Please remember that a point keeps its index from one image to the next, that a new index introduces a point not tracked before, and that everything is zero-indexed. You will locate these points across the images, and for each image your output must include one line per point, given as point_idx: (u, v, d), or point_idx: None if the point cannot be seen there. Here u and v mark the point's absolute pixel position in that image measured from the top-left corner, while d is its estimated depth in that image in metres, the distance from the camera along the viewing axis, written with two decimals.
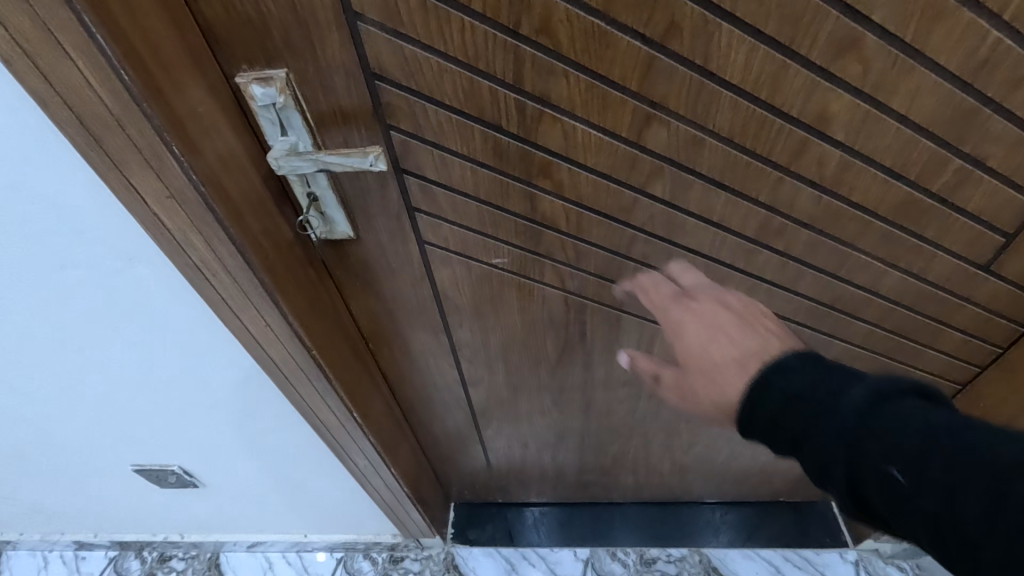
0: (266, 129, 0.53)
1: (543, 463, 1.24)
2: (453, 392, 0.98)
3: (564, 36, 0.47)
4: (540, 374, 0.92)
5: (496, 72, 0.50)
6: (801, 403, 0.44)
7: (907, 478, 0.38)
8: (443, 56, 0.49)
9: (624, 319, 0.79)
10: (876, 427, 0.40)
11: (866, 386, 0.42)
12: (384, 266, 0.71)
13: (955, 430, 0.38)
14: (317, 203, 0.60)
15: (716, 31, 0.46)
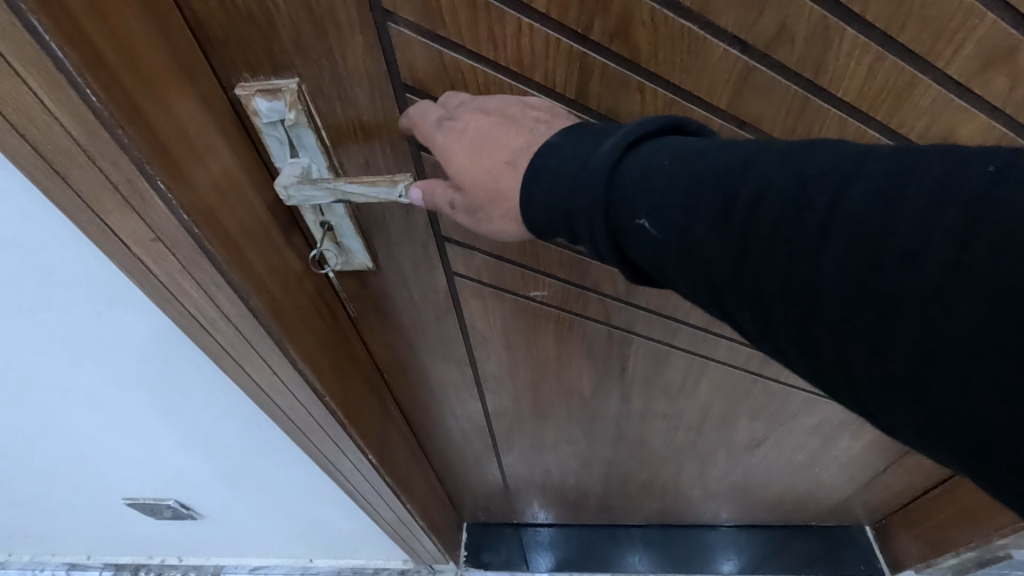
0: (273, 151, 0.43)
1: (564, 489, 1.16)
2: (474, 421, 0.90)
3: (644, 42, 0.38)
4: (571, 407, 0.83)
5: (556, 85, 0.41)
6: (562, 183, 0.34)
7: (671, 242, 0.30)
8: (490, 65, 0.40)
9: (671, 353, 0.70)
10: (625, 182, 0.32)
11: (615, 140, 0.33)
12: (405, 298, 0.63)
13: (722, 156, 0.30)
14: (332, 233, 0.52)
15: (837, 37, 0.37)
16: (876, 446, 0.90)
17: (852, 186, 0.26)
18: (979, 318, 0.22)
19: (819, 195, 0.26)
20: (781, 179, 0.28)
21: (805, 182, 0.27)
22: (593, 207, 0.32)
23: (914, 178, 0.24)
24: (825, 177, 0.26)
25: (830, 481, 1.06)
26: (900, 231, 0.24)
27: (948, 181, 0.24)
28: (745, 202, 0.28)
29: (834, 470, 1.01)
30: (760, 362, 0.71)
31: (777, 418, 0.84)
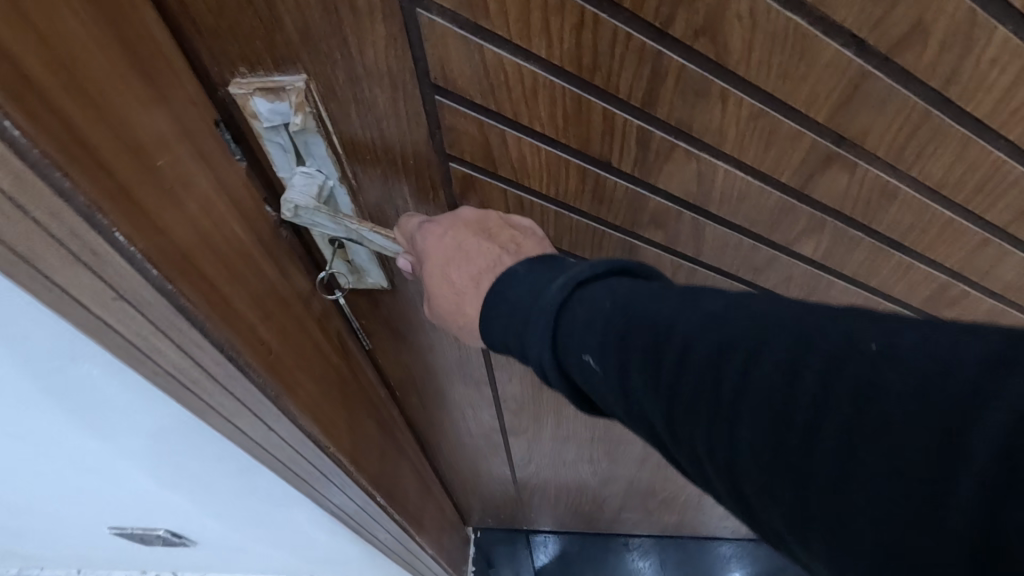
0: (275, 158, 0.37)
1: (580, 504, 1.11)
2: (490, 439, 0.84)
3: (735, 41, 0.30)
4: (596, 429, 0.77)
5: (618, 90, 0.33)
6: (515, 316, 0.32)
7: (611, 383, 0.28)
8: (542, 65, 0.32)
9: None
10: (572, 323, 0.29)
11: (565, 278, 0.31)
12: (421, 319, 0.56)
13: (659, 306, 0.27)
14: (343, 250, 0.45)
15: (980, 41, 0.29)
16: None
17: (764, 363, 0.22)
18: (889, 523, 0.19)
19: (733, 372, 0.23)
20: (705, 336, 0.25)
21: (724, 342, 0.24)
22: (541, 344, 0.30)
23: (831, 364, 0.21)
24: (745, 339, 0.23)
25: None
26: (799, 423, 0.21)
27: (864, 375, 0.20)
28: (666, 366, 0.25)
29: None
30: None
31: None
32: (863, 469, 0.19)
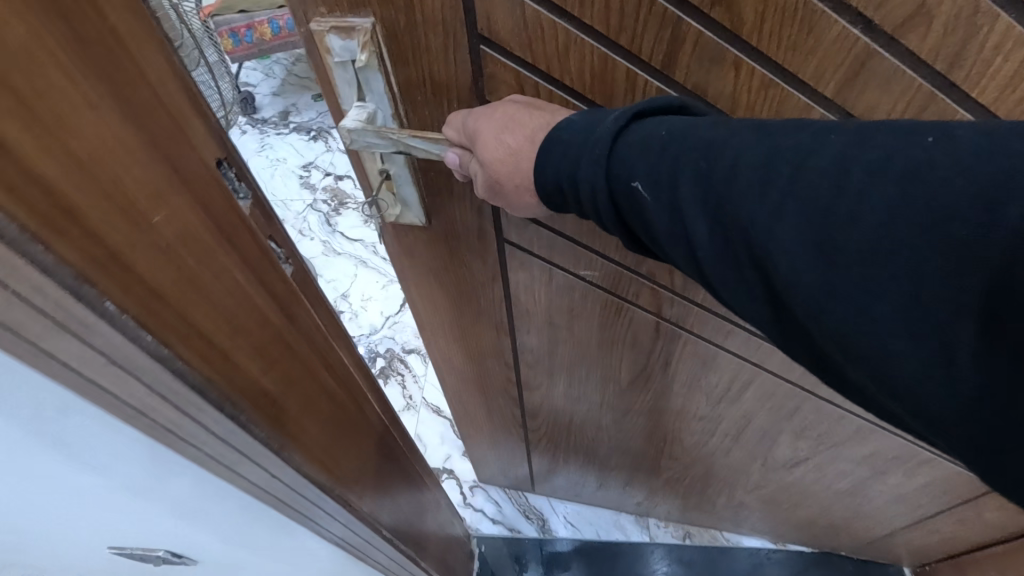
0: (341, 91, 0.43)
1: (586, 474, 1.15)
2: (506, 394, 0.89)
3: (748, 11, 0.34)
4: (606, 392, 0.81)
5: (641, 52, 0.37)
6: (570, 154, 0.36)
7: (661, 200, 0.33)
8: (574, 23, 0.37)
9: (720, 355, 0.67)
10: (629, 149, 0.35)
11: (627, 110, 0.36)
12: (452, 261, 0.61)
13: (710, 130, 0.33)
14: (389, 181, 0.51)
15: (983, 28, 0.31)
16: (929, 489, 0.83)
17: (797, 164, 0.30)
18: (892, 277, 0.27)
19: (783, 166, 0.30)
20: (742, 147, 0.32)
21: (757, 150, 0.31)
22: (596, 173, 0.35)
23: (855, 158, 0.28)
24: (779, 149, 0.31)
25: (870, 514, 0.99)
26: (825, 204, 0.29)
27: (923, 154, 0.27)
28: (718, 173, 0.32)
29: (875, 504, 0.95)
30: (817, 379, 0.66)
31: (824, 440, 0.79)
32: (874, 231, 0.27)
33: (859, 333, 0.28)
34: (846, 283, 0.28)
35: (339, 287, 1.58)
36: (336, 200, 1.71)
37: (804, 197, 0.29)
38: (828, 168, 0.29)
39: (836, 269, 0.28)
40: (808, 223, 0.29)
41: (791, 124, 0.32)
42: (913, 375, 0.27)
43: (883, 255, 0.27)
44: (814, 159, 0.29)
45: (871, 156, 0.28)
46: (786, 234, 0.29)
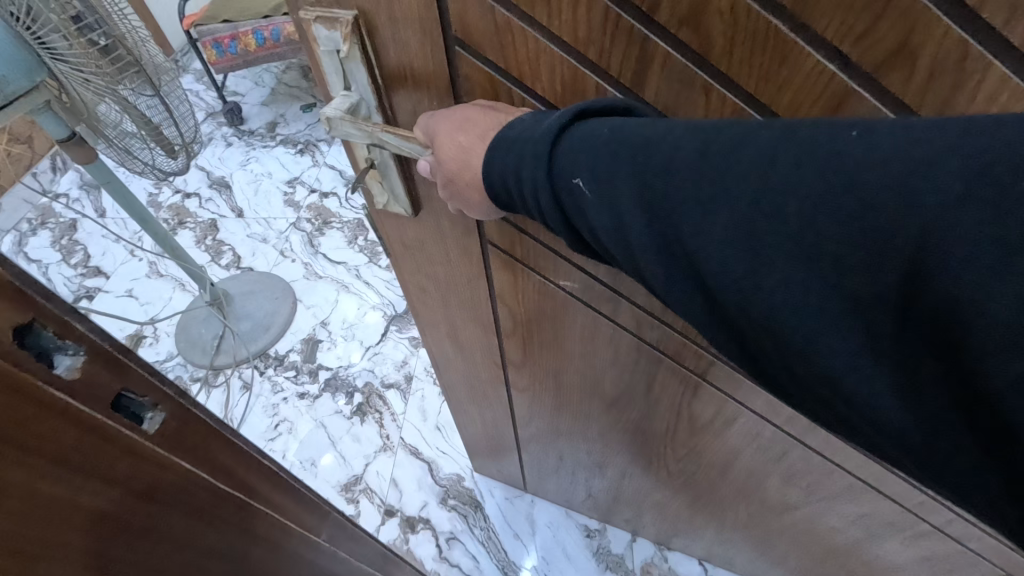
0: (329, 78, 0.42)
1: (574, 484, 1.16)
2: (497, 395, 0.88)
3: (717, 35, 0.32)
4: (592, 407, 0.80)
5: (610, 67, 0.37)
6: (517, 151, 0.38)
7: (600, 200, 0.36)
8: (543, 32, 0.36)
9: (702, 389, 0.66)
10: (570, 149, 0.37)
11: (570, 108, 0.38)
12: (432, 260, 0.59)
13: (648, 125, 0.35)
14: (376, 170, 0.48)
15: (968, 71, 0.29)
16: (930, 565, 0.77)
17: (724, 160, 0.32)
18: (811, 273, 0.29)
19: (715, 164, 0.32)
20: (677, 142, 0.33)
21: (687, 147, 0.33)
22: (540, 173, 0.37)
23: (778, 153, 0.30)
24: (711, 145, 0.32)
25: None
26: (749, 201, 0.30)
27: (837, 148, 0.29)
28: (653, 169, 0.34)
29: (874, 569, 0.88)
30: (801, 427, 0.65)
31: (814, 491, 0.76)
32: (793, 230, 0.29)
33: (784, 326, 0.31)
34: (769, 282, 0.30)
35: (320, 313, 1.86)
36: (320, 220, 2.08)
37: (731, 197, 0.31)
38: (752, 164, 0.31)
39: (759, 268, 0.30)
40: (737, 225, 0.31)
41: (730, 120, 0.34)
42: (841, 357, 0.30)
43: (803, 254, 0.29)
44: (738, 156, 0.31)
45: (794, 151, 0.30)
46: (715, 235, 0.32)
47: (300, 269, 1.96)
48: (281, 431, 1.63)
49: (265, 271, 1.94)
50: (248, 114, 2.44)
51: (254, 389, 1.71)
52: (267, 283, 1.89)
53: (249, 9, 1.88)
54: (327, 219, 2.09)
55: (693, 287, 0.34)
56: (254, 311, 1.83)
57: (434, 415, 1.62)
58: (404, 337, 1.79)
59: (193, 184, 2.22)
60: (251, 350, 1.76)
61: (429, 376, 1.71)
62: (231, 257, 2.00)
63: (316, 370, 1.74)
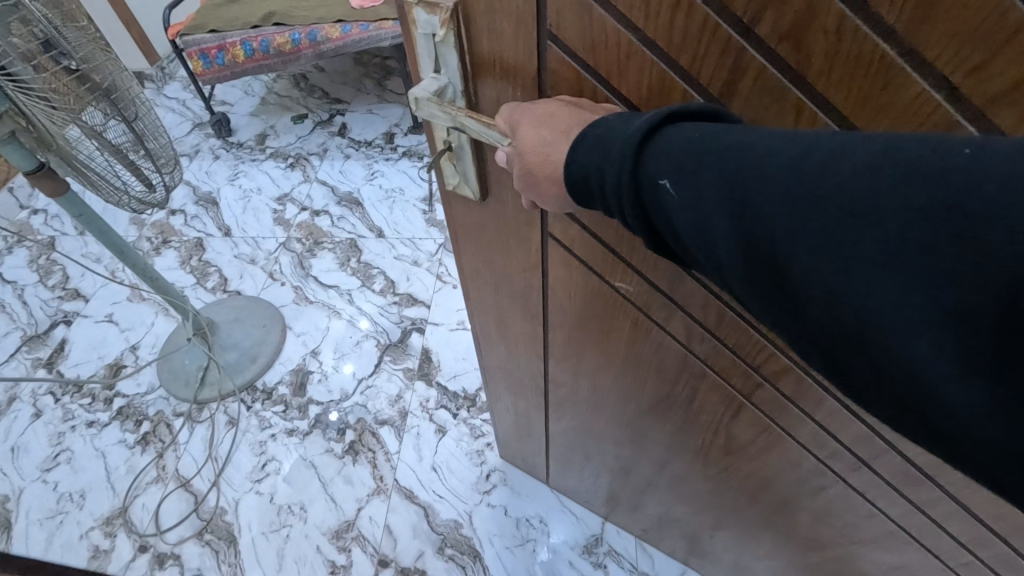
0: (421, 61, 0.45)
1: (593, 488, 1.21)
2: (529, 388, 0.91)
3: (816, 50, 0.36)
4: (627, 409, 0.83)
5: (700, 75, 0.40)
6: (599, 149, 0.41)
7: (684, 198, 0.38)
8: (639, 34, 0.39)
9: (744, 409, 0.70)
10: (658, 149, 0.39)
11: (658, 111, 0.40)
12: (494, 249, 0.62)
13: (740, 134, 0.38)
14: (451, 154, 0.51)
15: None
16: None
17: (821, 165, 0.34)
18: (898, 273, 0.31)
19: (812, 170, 0.34)
20: (771, 149, 0.36)
21: (781, 152, 0.35)
22: (622, 170, 0.40)
23: (880, 161, 0.32)
24: (807, 153, 0.35)
25: None
26: (846, 202, 0.33)
27: (943, 160, 0.31)
28: (746, 174, 0.36)
29: None
30: (845, 464, 0.67)
31: (848, 532, 0.79)
32: (887, 230, 0.31)
33: (873, 324, 0.33)
34: (853, 277, 0.33)
35: (310, 341, 1.83)
36: (310, 239, 2.05)
37: (825, 196, 0.33)
38: (852, 170, 0.33)
39: (846, 263, 0.33)
40: (834, 227, 0.33)
41: (826, 133, 0.36)
42: (935, 363, 0.31)
43: (894, 257, 0.31)
44: (836, 162, 0.33)
45: (896, 160, 0.32)
46: (808, 234, 0.34)
47: (289, 292, 1.94)
48: (269, 471, 1.60)
49: (252, 295, 1.92)
50: (237, 125, 2.44)
51: (241, 425, 1.68)
52: (255, 309, 1.87)
53: (238, 19, 1.83)
54: (318, 238, 2.06)
55: (778, 287, 0.36)
56: (240, 340, 1.80)
57: (429, 454, 1.59)
58: (398, 370, 1.76)
59: (178, 201, 2.19)
60: (237, 384, 1.73)
61: (423, 413, 1.67)
62: (217, 280, 1.98)
63: (305, 405, 1.71)
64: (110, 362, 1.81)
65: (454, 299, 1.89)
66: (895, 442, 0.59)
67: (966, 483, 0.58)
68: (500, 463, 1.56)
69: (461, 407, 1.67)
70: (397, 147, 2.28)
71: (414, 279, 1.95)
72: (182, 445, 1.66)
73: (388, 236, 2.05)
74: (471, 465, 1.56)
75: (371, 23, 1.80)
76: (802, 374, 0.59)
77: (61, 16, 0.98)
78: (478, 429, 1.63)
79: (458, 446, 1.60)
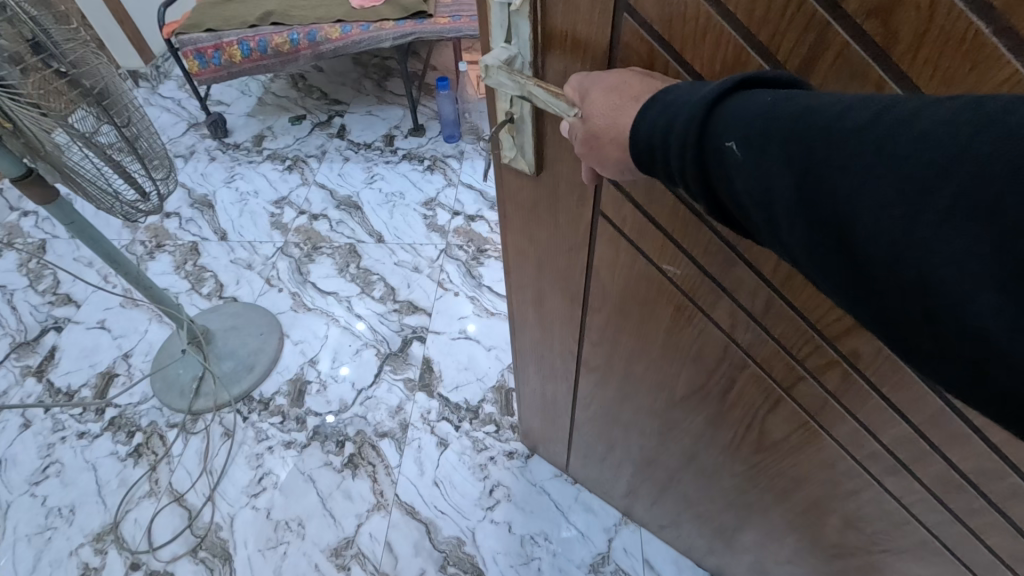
0: (495, 32, 0.52)
1: (615, 478, 1.23)
2: (566, 367, 0.96)
3: (905, 28, 0.35)
4: (657, 400, 0.87)
5: (780, 50, 0.41)
6: (667, 115, 0.43)
7: (748, 161, 0.39)
8: (718, 9, 0.42)
9: (782, 403, 0.69)
10: (727, 114, 0.40)
11: (730, 79, 0.41)
12: (550, 218, 0.68)
13: (810, 99, 0.38)
14: (512, 123, 0.59)
15: None
16: None
17: (896, 124, 0.33)
18: (971, 235, 0.30)
19: (881, 130, 0.33)
20: (842, 111, 0.35)
21: (852, 114, 0.35)
22: (689, 133, 0.41)
23: (960, 120, 0.31)
24: (880, 114, 0.34)
25: None
26: (917, 160, 0.32)
27: None
28: (814, 136, 0.36)
29: None
30: (883, 468, 0.66)
31: (879, 540, 0.76)
32: (963, 189, 0.30)
33: (937, 284, 0.31)
34: (918, 238, 0.32)
35: (308, 350, 1.78)
36: (308, 244, 2.02)
37: (895, 155, 0.33)
38: (929, 128, 0.32)
39: (913, 223, 0.32)
40: (898, 182, 0.32)
41: (903, 97, 0.35)
42: (1004, 336, 0.30)
43: (967, 217, 0.30)
44: (912, 121, 0.33)
45: (979, 120, 0.31)
46: (873, 193, 0.33)
47: (286, 299, 1.89)
48: (266, 486, 1.53)
49: (249, 301, 1.88)
50: (233, 125, 2.42)
51: (236, 436, 1.61)
52: (252, 316, 1.82)
53: (234, 18, 1.84)
54: (317, 242, 2.02)
55: (839, 250, 0.36)
56: (237, 349, 1.74)
57: (431, 469, 1.53)
58: (398, 380, 1.70)
59: (173, 203, 2.17)
60: (233, 394, 1.67)
61: (425, 425, 1.61)
62: (213, 285, 1.93)
63: (303, 416, 1.64)
64: (102, 370, 1.77)
65: (456, 306, 1.85)
66: (938, 445, 0.57)
67: (1014, 494, 0.54)
68: (504, 478, 1.51)
69: (464, 420, 1.62)
70: (397, 150, 2.26)
71: (414, 285, 1.91)
72: (176, 457, 1.59)
73: (388, 241, 2.02)
74: (474, 480, 1.51)
75: (372, 24, 1.80)
76: (849, 367, 0.58)
77: (49, 13, 0.92)
78: (482, 443, 1.57)
79: (461, 460, 1.55)
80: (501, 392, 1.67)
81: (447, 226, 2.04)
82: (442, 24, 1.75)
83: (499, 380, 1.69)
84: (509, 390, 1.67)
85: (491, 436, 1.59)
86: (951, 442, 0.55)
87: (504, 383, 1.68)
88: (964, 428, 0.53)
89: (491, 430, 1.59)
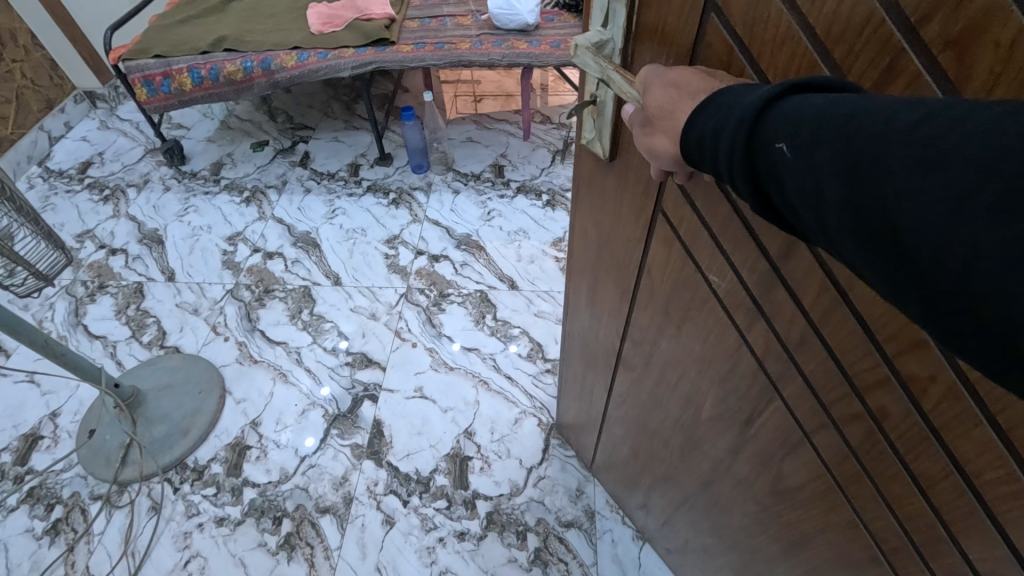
0: (595, 15, 0.55)
1: (633, 488, 1.19)
2: (606, 357, 0.96)
3: (982, 65, 0.33)
4: (682, 416, 0.84)
5: (850, 72, 0.39)
6: (722, 110, 0.41)
7: (798, 164, 0.35)
8: (798, 20, 0.40)
9: (803, 446, 0.64)
10: (777, 116, 0.37)
11: (785, 84, 0.39)
12: (614, 205, 0.70)
13: (868, 100, 0.34)
14: (594, 107, 0.60)
15: None
16: None
17: (964, 121, 0.29)
18: None
19: (941, 124, 0.30)
20: (903, 110, 0.32)
21: (913, 112, 0.31)
22: (738, 134, 0.39)
23: None
24: (947, 109, 0.30)
25: None
26: (980, 159, 0.28)
27: None
28: (867, 134, 0.32)
29: None
30: (893, 545, 0.59)
31: None
32: None
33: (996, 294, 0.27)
34: (975, 242, 0.28)
35: (251, 411, 1.59)
36: (262, 286, 1.88)
37: (956, 152, 0.29)
38: (998, 126, 0.28)
39: (973, 227, 0.28)
40: (960, 178, 0.28)
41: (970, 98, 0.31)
42: None
43: None
44: (982, 120, 0.29)
45: None
46: (929, 192, 0.29)
47: (232, 351, 1.72)
48: (191, 572, 1.32)
49: (191, 353, 1.70)
50: (192, 151, 2.32)
51: (164, 511, 1.41)
52: (193, 372, 1.64)
53: (184, 46, 1.78)
54: (269, 285, 1.89)
55: (897, 258, 0.32)
56: (171, 412, 1.55)
57: (375, 552, 1.35)
58: (345, 447, 1.52)
59: (120, 237, 2.01)
60: (161, 464, 1.47)
61: (371, 499, 1.43)
62: (155, 333, 1.75)
63: (240, 488, 1.45)
64: (25, 432, 1.54)
65: (413, 359, 1.71)
66: (957, 536, 0.50)
67: None
68: (453, 562, 1.33)
69: (414, 493, 1.44)
70: (362, 180, 2.20)
71: (369, 335, 1.76)
72: (96, 536, 1.36)
73: (345, 284, 1.90)
74: (420, 565, 1.33)
75: (331, 52, 1.78)
76: (875, 426, 0.53)
77: None
78: (431, 521, 1.40)
79: (407, 541, 1.37)
80: (455, 461, 1.49)
81: (409, 267, 1.95)
82: (404, 54, 1.75)
83: (454, 448, 1.52)
84: (464, 458, 1.50)
85: (441, 512, 1.41)
86: (967, 530, 0.49)
87: (458, 451, 1.51)
88: (982, 519, 0.47)
89: (442, 506, 1.42)
